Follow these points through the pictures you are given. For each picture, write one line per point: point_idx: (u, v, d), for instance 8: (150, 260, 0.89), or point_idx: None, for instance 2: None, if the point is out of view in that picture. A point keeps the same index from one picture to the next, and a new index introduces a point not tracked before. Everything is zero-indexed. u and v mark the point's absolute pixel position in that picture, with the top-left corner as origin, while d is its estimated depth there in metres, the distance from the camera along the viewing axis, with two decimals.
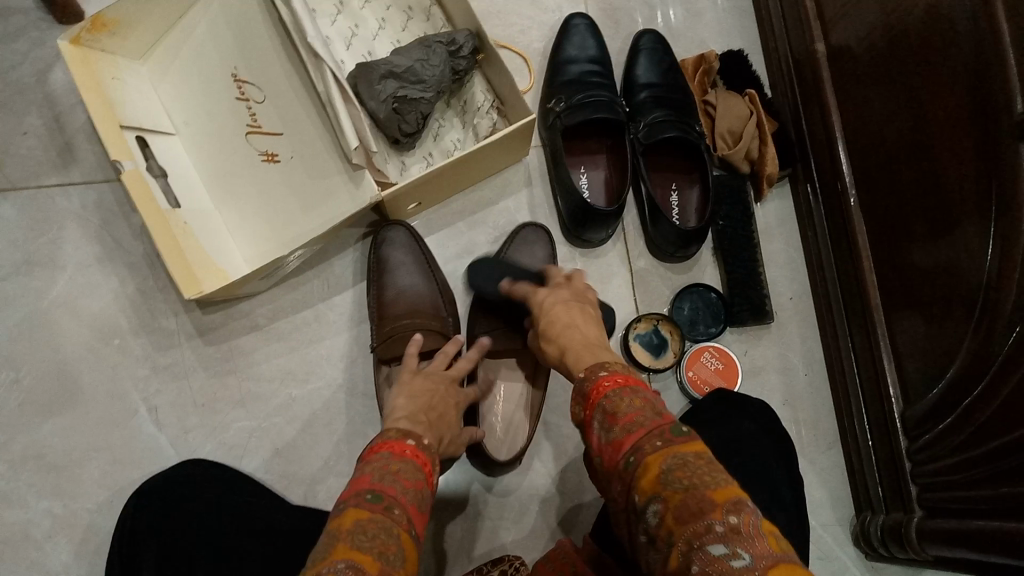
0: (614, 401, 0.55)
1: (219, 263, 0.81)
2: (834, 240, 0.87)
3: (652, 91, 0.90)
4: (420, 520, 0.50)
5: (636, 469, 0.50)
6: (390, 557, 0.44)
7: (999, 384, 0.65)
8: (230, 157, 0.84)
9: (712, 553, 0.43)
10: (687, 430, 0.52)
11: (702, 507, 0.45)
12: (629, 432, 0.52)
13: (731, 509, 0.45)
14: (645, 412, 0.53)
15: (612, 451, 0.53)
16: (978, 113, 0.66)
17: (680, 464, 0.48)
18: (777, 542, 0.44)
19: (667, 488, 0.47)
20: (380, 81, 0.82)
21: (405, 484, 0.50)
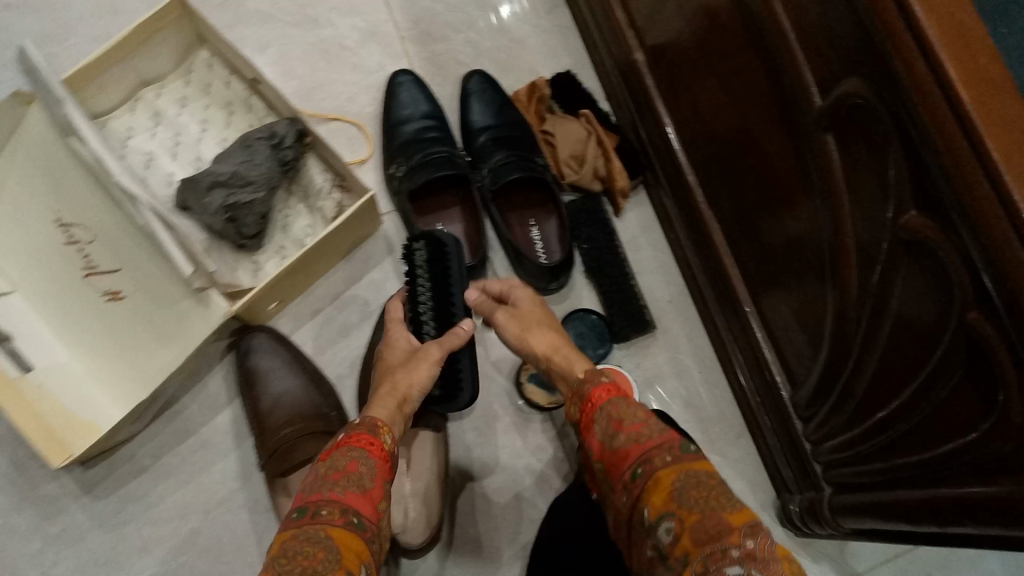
0: (618, 409, 0.61)
1: (86, 416, 0.79)
2: (693, 239, 0.88)
3: (492, 133, 0.89)
4: (361, 502, 0.57)
5: (646, 482, 0.56)
6: (318, 564, 0.51)
7: (864, 363, 0.67)
8: (75, 300, 0.82)
9: (726, 570, 0.48)
10: (693, 446, 0.58)
11: (719, 531, 0.50)
12: (635, 444, 0.59)
13: (749, 532, 0.50)
14: (650, 425, 0.60)
15: (619, 460, 0.59)
16: (787, 108, 0.67)
17: (693, 483, 0.54)
18: (788, 564, 0.50)
19: (682, 509, 0.52)
20: (208, 192, 0.79)
21: (340, 479, 0.58)
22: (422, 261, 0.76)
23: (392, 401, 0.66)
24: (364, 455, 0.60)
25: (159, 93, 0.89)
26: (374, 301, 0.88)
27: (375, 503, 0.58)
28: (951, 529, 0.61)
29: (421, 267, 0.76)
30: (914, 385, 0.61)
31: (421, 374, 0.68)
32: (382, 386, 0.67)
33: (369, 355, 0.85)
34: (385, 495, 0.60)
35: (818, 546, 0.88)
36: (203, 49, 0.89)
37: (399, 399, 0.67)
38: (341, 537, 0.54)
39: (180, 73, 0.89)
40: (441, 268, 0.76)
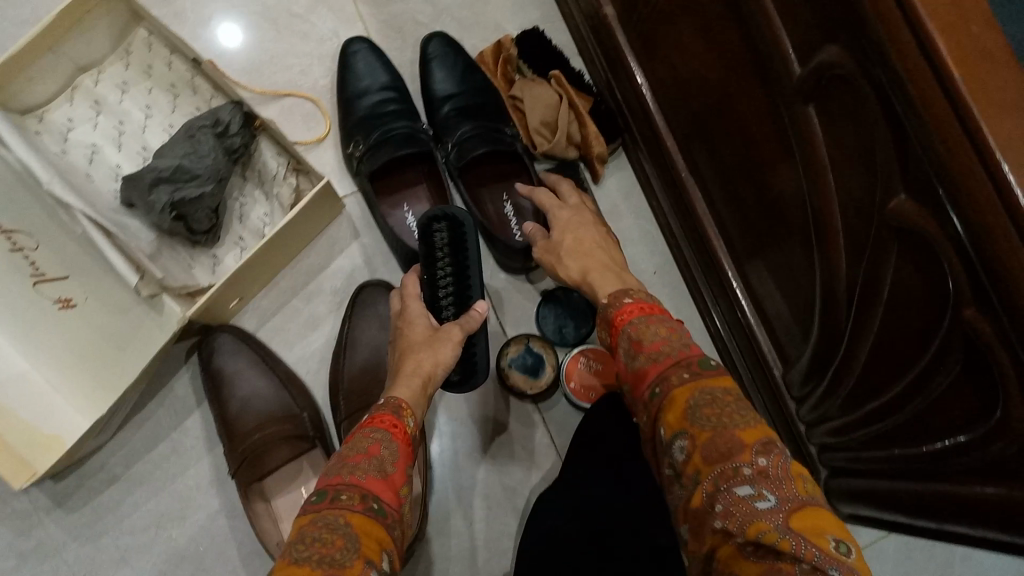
0: (638, 329, 0.57)
1: (49, 430, 0.75)
2: (676, 207, 0.83)
3: (455, 103, 0.84)
4: (383, 487, 0.53)
5: (662, 400, 0.53)
6: (336, 553, 0.46)
7: (856, 348, 0.62)
8: (26, 308, 0.77)
9: (738, 496, 0.44)
10: (716, 362, 0.54)
11: (730, 449, 0.47)
12: (653, 362, 0.55)
13: (760, 450, 0.46)
14: (671, 342, 0.55)
15: (638, 381, 0.56)
16: (761, 68, 0.61)
17: (708, 400, 0.50)
18: (806, 484, 0.46)
19: (696, 426, 0.49)
20: (152, 190, 0.74)
21: (359, 463, 0.53)
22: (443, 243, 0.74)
23: (417, 380, 0.61)
24: (387, 437, 0.56)
25: (98, 79, 0.84)
26: (342, 290, 0.84)
27: (397, 488, 0.54)
28: (944, 527, 0.57)
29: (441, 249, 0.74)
30: (908, 379, 0.56)
31: (446, 352, 0.65)
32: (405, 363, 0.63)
33: (339, 350, 0.81)
34: (405, 480, 0.56)
35: None
36: (141, 27, 0.83)
37: (424, 378, 0.62)
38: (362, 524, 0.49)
39: (119, 56, 0.84)
40: (461, 249, 0.75)
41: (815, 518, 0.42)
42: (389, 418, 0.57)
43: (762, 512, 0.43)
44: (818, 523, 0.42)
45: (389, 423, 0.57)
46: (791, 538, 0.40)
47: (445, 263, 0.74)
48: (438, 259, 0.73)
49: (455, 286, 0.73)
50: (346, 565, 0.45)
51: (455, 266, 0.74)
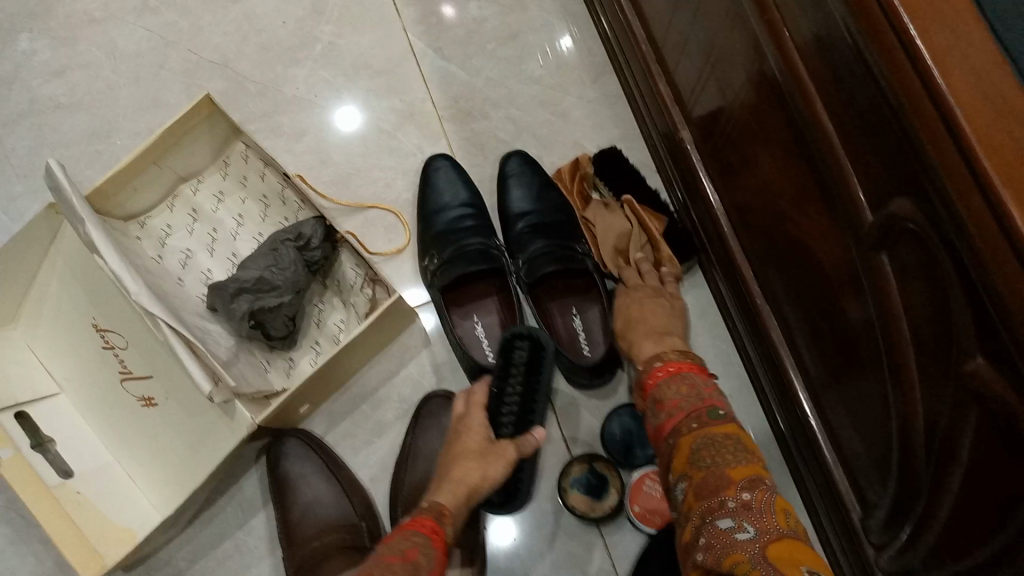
0: (661, 389, 0.65)
1: (122, 523, 0.79)
2: (750, 331, 0.80)
3: (529, 220, 0.85)
4: None
5: (672, 448, 0.61)
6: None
7: (937, 504, 0.57)
8: (113, 402, 0.82)
9: (720, 526, 0.52)
10: (723, 414, 0.61)
11: (718, 486, 0.55)
12: (670, 416, 0.62)
13: (746, 486, 0.54)
14: (686, 398, 0.63)
15: (658, 433, 0.64)
16: (829, 207, 0.60)
17: (706, 444, 0.58)
18: (784, 517, 0.52)
19: (694, 466, 0.57)
20: (234, 298, 0.78)
21: (395, 565, 0.58)
22: (520, 360, 0.75)
23: (461, 490, 0.66)
24: (424, 541, 0.61)
25: (197, 188, 0.90)
26: (411, 398, 0.84)
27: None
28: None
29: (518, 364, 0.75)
30: (994, 544, 0.52)
31: (499, 465, 0.69)
32: (453, 473, 0.67)
33: (400, 462, 0.81)
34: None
35: None
36: (239, 141, 0.88)
37: (471, 489, 0.66)
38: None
39: (218, 167, 0.90)
40: (538, 369, 0.75)
41: (787, 546, 0.49)
42: (429, 521, 0.63)
43: (736, 539, 0.50)
44: (791, 551, 0.49)
45: (428, 527, 0.63)
46: (761, 566, 0.47)
47: (516, 382, 0.75)
48: (511, 377, 0.75)
49: (520, 406, 0.74)
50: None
51: (527, 387, 0.75)
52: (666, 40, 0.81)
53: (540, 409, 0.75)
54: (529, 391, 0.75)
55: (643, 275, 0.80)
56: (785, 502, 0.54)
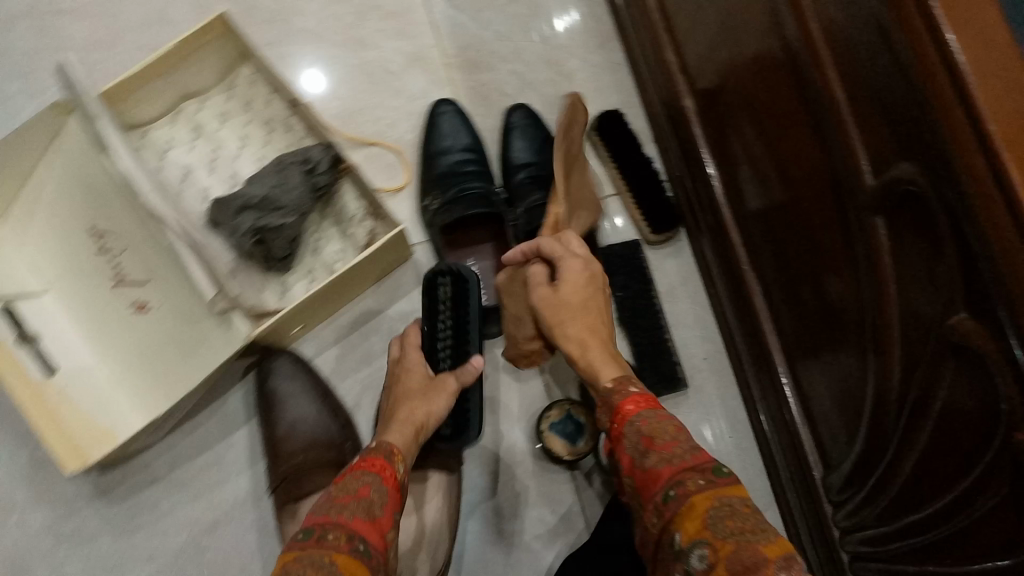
0: (648, 424, 0.59)
1: (105, 423, 0.80)
2: (733, 295, 0.84)
3: (530, 171, 0.87)
4: (374, 531, 0.56)
5: (678, 506, 0.53)
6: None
7: (904, 454, 0.62)
8: (102, 307, 0.82)
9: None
10: (727, 469, 0.55)
11: (754, 564, 0.48)
12: (668, 464, 0.56)
13: (783, 565, 0.48)
14: (683, 444, 0.57)
15: (650, 480, 0.57)
16: (830, 172, 0.64)
17: (726, 511, 0.52)
18: None
19: (717, 536, 0.50)
20: (238, 214, 0.79)
21: (348, 503, 0.56)
22: (445, 297, 0.79)
23: (410, 428, 0.67)
24: (377, 480, 0.59)
25: (201, 107, 0.91)
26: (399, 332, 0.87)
27: (382, 532, 0.57)
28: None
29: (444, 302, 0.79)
30: (955, 491, 0.57)
31: (437, 407, 0.70)
32: (401, 410, 0.68)
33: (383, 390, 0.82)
34: (392, 526, 0.58)
35: None
36: (247, 66, 0.89)
37: (414, 427, 0.67)
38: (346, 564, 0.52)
39: (223, 88, 0.91)
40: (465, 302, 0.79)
41: None
42: (381, 461, 0.61)
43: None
44: None
45: (380, 467, 0.61)
46: None
47: (445, 315, 0.78)
48: (438, 312, 0.78)
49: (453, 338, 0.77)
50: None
51: (455, 319, 0.78)
52: (677, 11, 0.83)
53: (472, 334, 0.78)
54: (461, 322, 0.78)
55: (569, 274, 0.70)
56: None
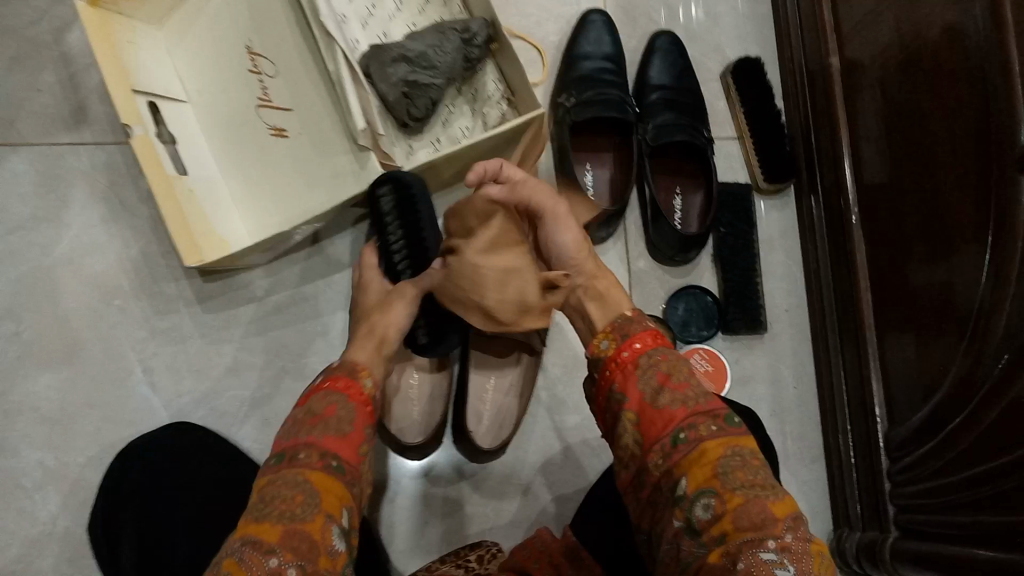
0: (666, 361, 0.57)
1: (223, 235, 0.84)
2: (833, 256, 0.88)
3: (664, 94, 0.89)
4: (349, 450, 0.55)
5: (688, 449, 0.52)
6: (297, 508, 0.49)
7: (984, 411, 0.65)
8: (241, 125, 0.85)
9: (762, 558, 0.47)
10: (737, 419, 0.55)
11: (763, 521, 0.49)
12: (682, 407, 0.54)
13: (790, 526, 0.50)
14: (696, 389, 0.56)
15: (660, 420, 0.54)
16: (981, 136, 0.66)
17: (738, 462, 0.52)
18: (820, 561, 0.50)
19: (727, 488, 0.50)
20: (392, 64, 0.82)
21: (319, 424, 0.55)
22: (389, 207, 0.82)
23: (371, 345, 0.64)
24: (343, 399, 0.57)
25: None
26: None
27: (356, 446, 0.56)
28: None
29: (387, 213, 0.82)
30: (1015, 454, 0.61)
31: (398, 317, 0.67)
32: (362, 327, 0.66)
33: None
34: (366, 440, 0.57)
35: None
36: None
37: (377, 339, 0.65)
38: (321, 481, 0.52)
39: None
40: (410, 210, 0.83)
41: None
42: (346, 379, 0.59)
43: None
44: None
45: (346, 385, 0.59)
46: None
47: (395, 225, 0.82)
48: (390, 225, 0.82)
49: (409, 244, 0.84)
50: (306, 520, 0.49)
51: (405, 222, 0.83)
52: None
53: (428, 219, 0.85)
54: (416, 225, 0.83)
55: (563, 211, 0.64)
56: (817, 543, 0.51)
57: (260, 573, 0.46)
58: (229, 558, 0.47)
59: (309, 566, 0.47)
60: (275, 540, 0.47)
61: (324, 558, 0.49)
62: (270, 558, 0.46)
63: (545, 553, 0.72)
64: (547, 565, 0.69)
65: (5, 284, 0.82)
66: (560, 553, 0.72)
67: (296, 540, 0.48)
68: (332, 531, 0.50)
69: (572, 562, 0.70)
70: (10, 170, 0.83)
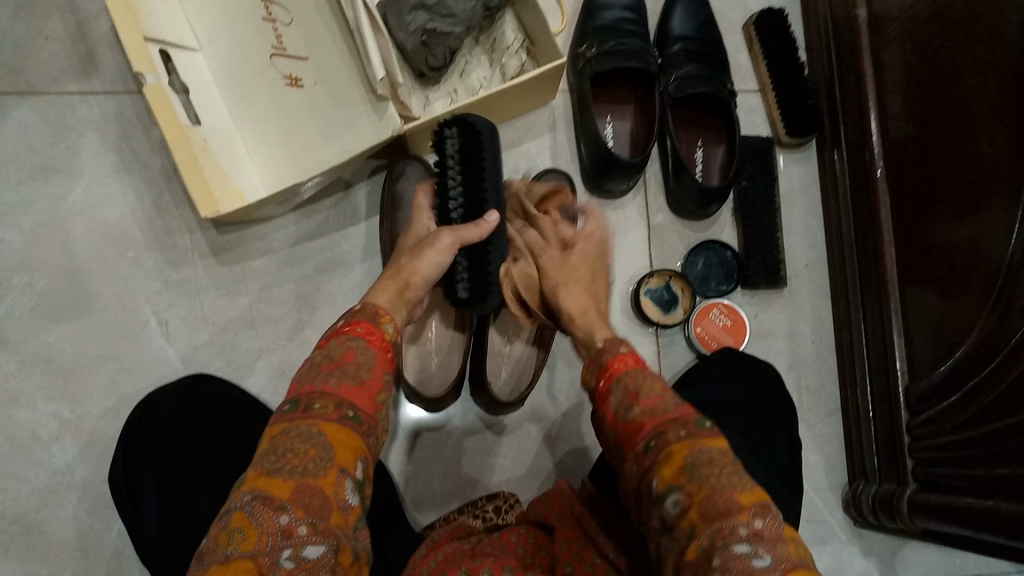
0: (636, 380, 0.58)
1: (236, 184, 0.82)
2: (855, 210, 0.87)
3: (685, 44, 0.88)
4: (367, 399, 0.53)
5: (657, 454, 0.52)
6: (309, 462, 0.47)
7: (1010, 364, 0.65)
8: (253, 74, 0.83)
9: (737, 551, 0.46)
10: (710, 423, 0.54)
11: (729, 509, 0.48)
12: (651, 416, 0.55)
13: (758, 513, 0.49)
14: (667, 398, 0.56)
15: (633, 431, 0.55)
16: (1018, 86, 0.65)
17: (706, 459, 0.51)
18: (797, 550, 0.48)
19: (694, 482, 0.50)
20: (411, 11, 0.79)
21: (337, 370, 0.53)
22: (452, 151, 0.66)
23: (394, 287, 0.62)
24: (363, 344, 0.56)
25: None
26: (523, 171, 0.89)
27: (374, 395, 0.54)
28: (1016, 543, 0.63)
29: (450, 158, 0.67)
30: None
31: (429, 269, 0.64)
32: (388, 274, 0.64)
33: None
34: (385, 387, 0.55)
35: (873, 544, 0.86)
36: None
37: (400, 285, 0.63)
38: (334, 433, 0.50)
39: None
40: (475, 156, 0.66)
41: None
42: (365, 325, 0.57)
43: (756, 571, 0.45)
44: None
45: (365, 331, 0.57)
46: None
47: (456, 176, 0.67)
48: (449, 171, 0.68)
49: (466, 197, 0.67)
50: (317, 475, 0.47)
51: (467, 176, 0.67)
52: None
53: (494, 190, 0.67)
54: (477, 172, 0.66)
55: (565, 253, 0.66)
56: (793, 533, 0.49)
57: (271, 532, 0.45)
58: (241, 512, 0.45)
59: (321, 523, 0.46)
60: (286, 496, 0.46)
61: (336, 514, 0.47)
62: (281, 515, 0.45)
63: (564, 503, 0.70)
64: (565, 517, 0.68)
65: (17, 235, 0.81)
66: (579, 503, 0.69)
67: (308, 496, 0.46)
68: (345, 485, 0.48)
69: (594, 513, 0.67)
70: (18, 119, 0.81)
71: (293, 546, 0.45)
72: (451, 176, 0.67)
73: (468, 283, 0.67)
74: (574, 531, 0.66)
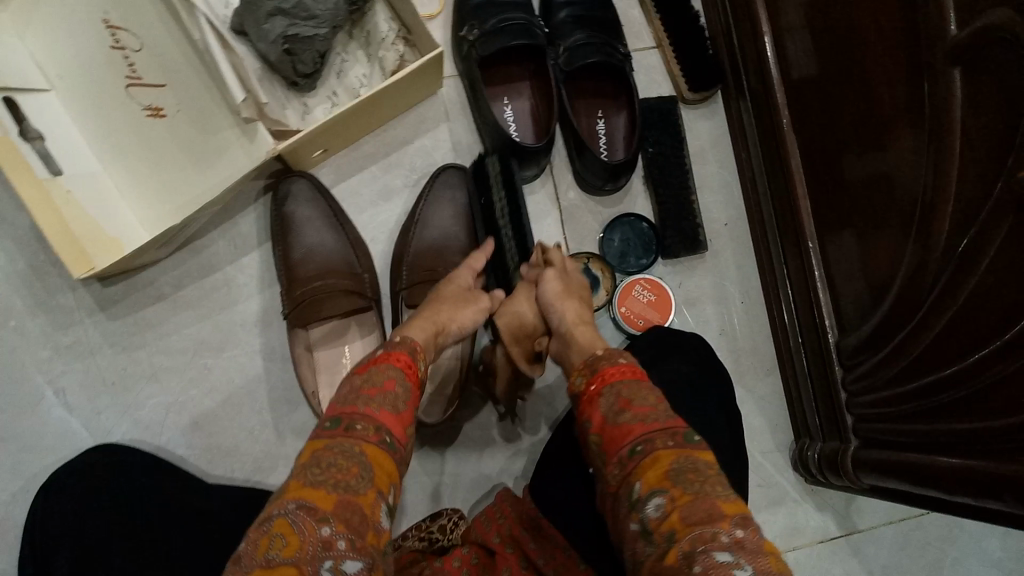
0: (630, 388, 0.55)
1: (112, 232, 0.76)
2: (767, 161, 0.84)
3: (572, 10, 0.83)
4: (400, 426, 0.51)
5: (643, 459, 0.50)
6: (351, 479, 0.45)
7: (931, 321, 0.63)
8: (113, 110, 0.77)
9: (717, 559, 0.43)
10: (699, 437, 0.52)
11: (711, 516, 0.45)
12: (641, 422, 0.52)
13: (739, 522, 0.46)
14: (660, 410, 0.53)
15: (619, 434, 0.53)
16: (910, 23, 0.61)
17: (692, 468, 0.49)
18: (778, 563, 0.45)
19: (678, 487, 0.47)
20: (267, 18, 0.71)
21: (377, 394, 0.51)
22: (495, 173, 0.77)
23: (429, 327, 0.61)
24: (401, 375, 0.54)
25: None
26: (421, 170, 0.85)
27: (407, 424, 0.52)
28: (952, 498, 0.62)
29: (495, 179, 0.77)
30: (965, 363, 0.59)
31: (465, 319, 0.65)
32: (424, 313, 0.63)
33: (406, 228, 0.82)
34: (413, 420, 0.54)
35: (825, 497, 0.86)
36: None
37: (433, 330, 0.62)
38: (374, 455, 0.48)
39: None
40: (512, 184, 0.76)
41: None
42: (403, 355, 0.55)
43: None
44: None
45: (403, 361, 0.55)
46: None
47: (500, 197, 0.77)
48: (494, 191, 0.77)
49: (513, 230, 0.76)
50: (359, 494, 0.45)
51: (507, 196, 0.76)
52: None
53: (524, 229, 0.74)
54: (512, 204, 0.75)
55: (568, 278, 0.69)
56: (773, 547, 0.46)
57: (311, 542, 0.42)
58: (283, 519, 0.43)
59: (359, 541, 0.44)
60: (329, 509, 0.44)
61: (371, 533, 0.45)
62: (323, 526, 0.43)
63: (505, 524, 0.69)
64: (505, 539, 0.67)
65: None
66: (519, 523, 0.68)
67: (349, 510, 0.44)
68: (380, 507, 0.47)
69: (534, 532, 0.67)
70: None
71: (333, 561, 0.42)
72: (497, 200, 0.77)
73: (517, 256, 0.75)
74: (515, 556, 0.65)
